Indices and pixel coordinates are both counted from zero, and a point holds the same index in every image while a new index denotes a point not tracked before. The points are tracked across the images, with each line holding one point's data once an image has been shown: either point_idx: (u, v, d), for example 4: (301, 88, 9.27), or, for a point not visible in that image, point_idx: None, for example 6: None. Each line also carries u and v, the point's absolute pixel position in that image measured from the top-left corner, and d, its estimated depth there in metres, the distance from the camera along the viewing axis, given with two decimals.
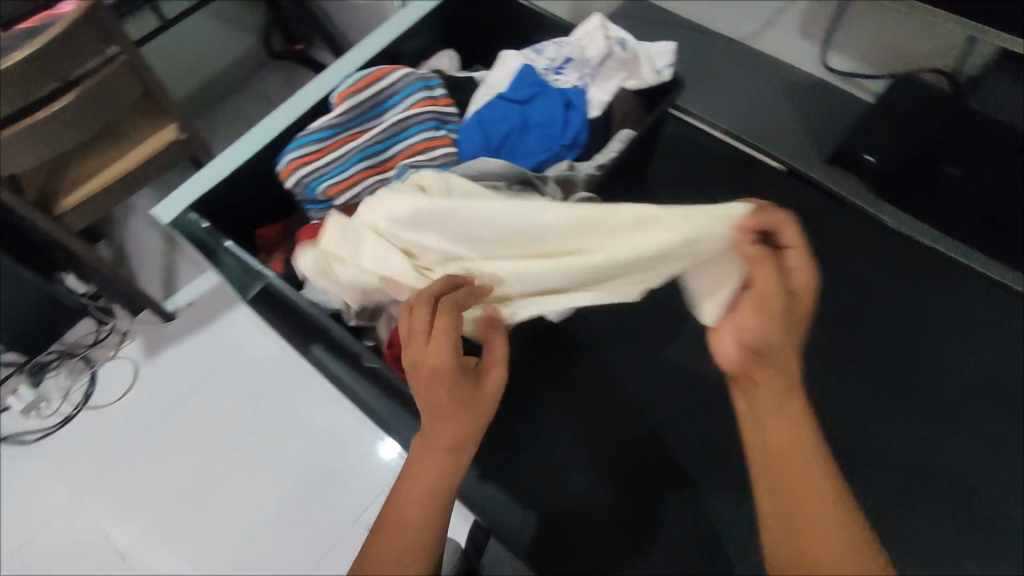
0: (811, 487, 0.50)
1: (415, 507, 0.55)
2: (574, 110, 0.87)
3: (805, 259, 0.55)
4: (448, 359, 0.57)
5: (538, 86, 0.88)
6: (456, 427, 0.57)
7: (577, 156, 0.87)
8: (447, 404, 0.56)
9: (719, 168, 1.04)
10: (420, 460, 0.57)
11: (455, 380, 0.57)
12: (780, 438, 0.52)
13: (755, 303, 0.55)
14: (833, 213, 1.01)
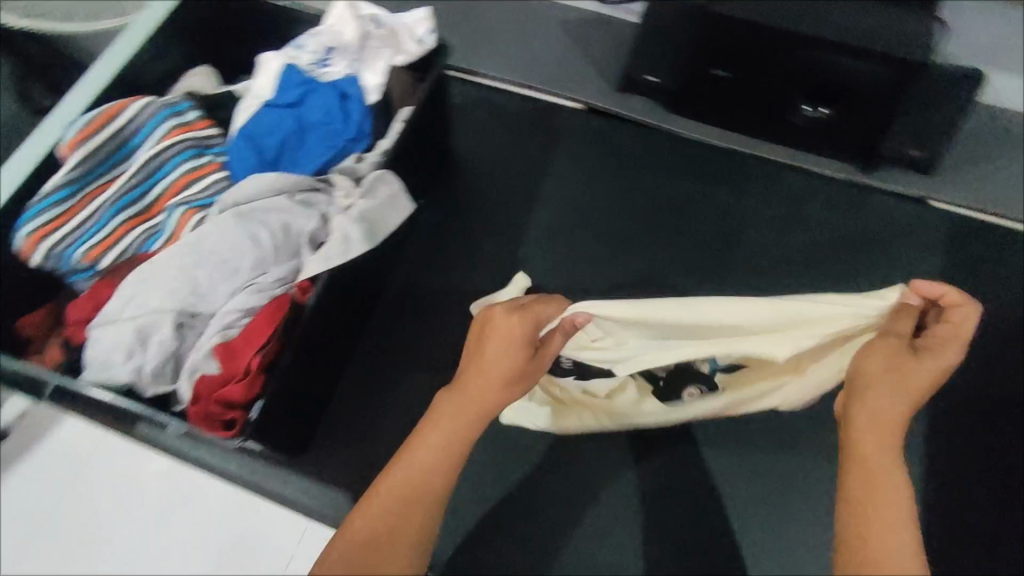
0: (884, 476, 0.49)
1: (416, 482, 0.52)
2: (351, 101, 0.83)
3: (956, 327, 0.54)
4: (505, 337, 0.57)
5: (305, 84, 0.83)
6: (472, 405, 0.56)
7: (366, 147, 0.83)
8: (489, 376, 0.56)
9: (518, 119, 1.01)
10: (432, 435, 0.55)
11: (509, 359, 0.57)
12: (885, 433, 0.51)
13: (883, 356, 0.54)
14: (638, 133, 1.00)
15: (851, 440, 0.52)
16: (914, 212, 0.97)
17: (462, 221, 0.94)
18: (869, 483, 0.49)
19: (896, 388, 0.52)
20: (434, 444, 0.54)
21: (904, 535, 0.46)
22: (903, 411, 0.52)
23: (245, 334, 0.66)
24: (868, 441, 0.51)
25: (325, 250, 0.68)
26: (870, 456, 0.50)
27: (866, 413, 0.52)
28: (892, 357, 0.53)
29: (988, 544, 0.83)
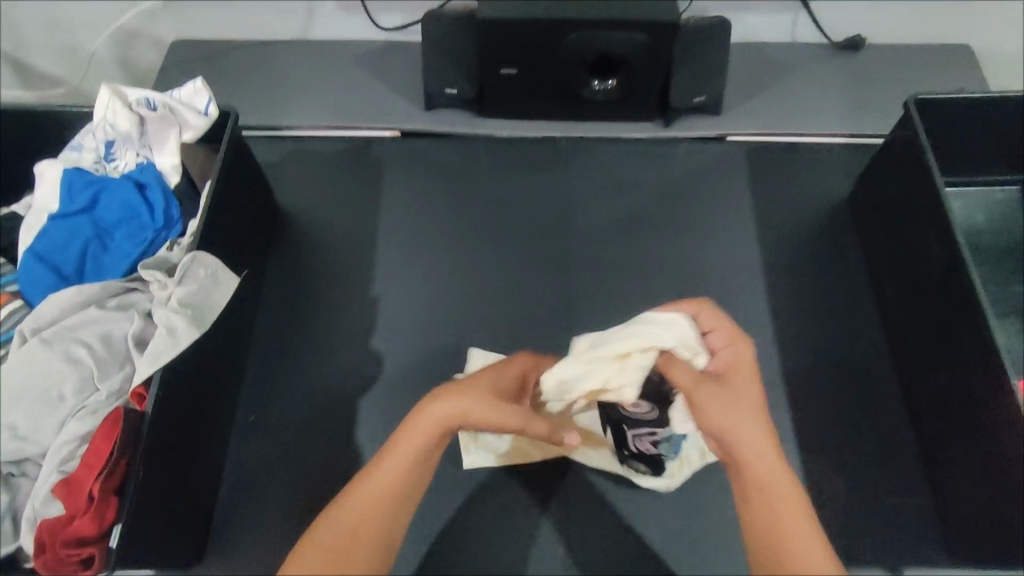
0: (749, 438, 0.61)
1: (376, 501, 0.59)
2: (150, 189, 0.79)
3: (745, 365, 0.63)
4: (474, 387, 0.62)
5: (94, 184, 0.79)
6: (436, 430, 0.60)
7: (182, 233, 0.80)
8: (453, 410, 0.60)
9: (341, 166, 1.02)
10: (390, 461, 0.60)
11: (482, 384, 0.63)
12: (757, 440, 0.61)
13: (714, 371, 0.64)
14: (457, 147, 1.04)
15: (726, 428, 0.61)
16: (718, 148, 1.04)
17: (307, 275, 0.93)
18: (736, 446, 0.61)
19: (747, 385, 0.62)
20: (391, 473, 0.59)
21: (760, 445, 0.61)
22: (756, 401, 0.62)
23: (86, 461, 0.60)
24: (740, 440, 0.61)
25: (150, 349, 0.65)
26: (763, 493, 0.60)
27: (715, 404, 0.61)
28: (721, 391, 0.61)
29: (883, 412, 0.84)
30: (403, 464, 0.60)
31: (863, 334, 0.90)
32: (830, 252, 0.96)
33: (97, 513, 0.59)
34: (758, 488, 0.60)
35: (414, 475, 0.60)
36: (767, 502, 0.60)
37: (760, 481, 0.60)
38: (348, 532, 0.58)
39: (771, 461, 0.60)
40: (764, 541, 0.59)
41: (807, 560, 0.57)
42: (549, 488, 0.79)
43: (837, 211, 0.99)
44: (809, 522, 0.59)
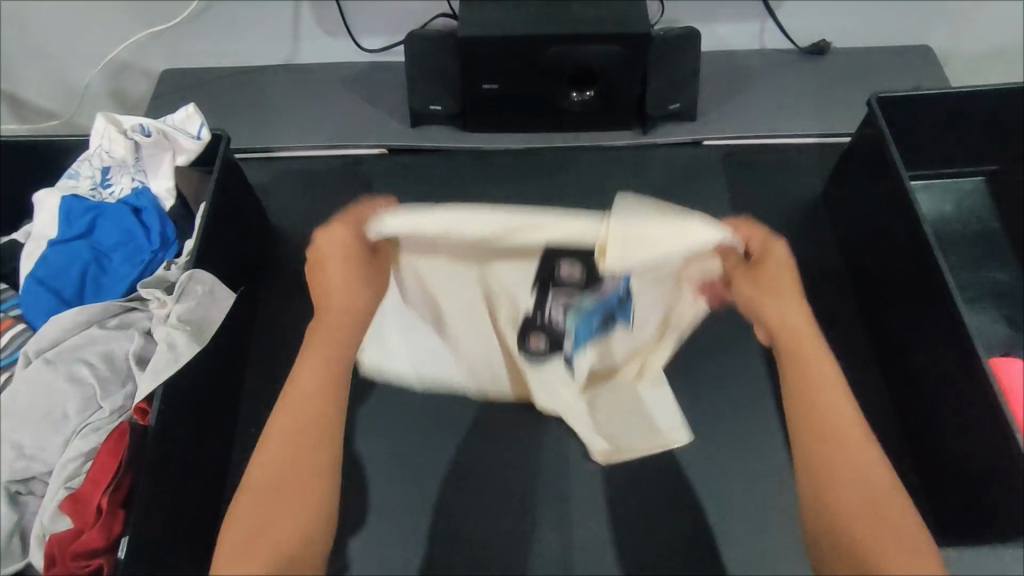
0: (780, 310, 0.73)
1: (310, 408, 0.64)
2: (146, 213, 0.83)
3: (778, 258, 0.75)
4: (336, 291, 0.70)
5: (91, 211, 0.82)
6: (329, 348, 0.67)
7: (177, 252, 0.83)
8: (336, 315, 0.69)
9: (331, 184, 1.05)
10: (283, 410, 0.64)
11: (342, 281, 0.71)
12: (813, 354, 0.70)
13: (762, 280, 0.74)
14: (443, 161, 1.07)
15: (768, 297, 0.74)
16: (695, 152, 1.08)
17: (302, 290, 0.95)
18: (772, 317, 0.73)
19: (780, 272, 0.75)
20: (300, 405, 0.64)
21: (788, 306, 0.73)
22: (790, 279, 0.75)
23: (92, 477, 0.62)
24: (766, 304, 0.74)
25: (152, 365, 0.67)
26: (830, 426, 0.66)
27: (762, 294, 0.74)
28: (753, 280, 0.75)
29: (865, 400, 0.87)
30: (316, 375, 0.66)
31: (844, 324, 0.92)
32: (807, 246, 0.99)
33: (104, 527, 0.60)
34: (816, 398, 0.68)
35: (334, 387, 0.66)
36: (818, 399, 0.68)
37: (811, 368, 0.69)
38: (293, 435, 0.63)
39: (841, 400, 0.67)
40: (804, 419, 0.67)
41: (868, 475, 0.63)
42: (546, 484, 0.80)
43: (812, 208, 1.03)
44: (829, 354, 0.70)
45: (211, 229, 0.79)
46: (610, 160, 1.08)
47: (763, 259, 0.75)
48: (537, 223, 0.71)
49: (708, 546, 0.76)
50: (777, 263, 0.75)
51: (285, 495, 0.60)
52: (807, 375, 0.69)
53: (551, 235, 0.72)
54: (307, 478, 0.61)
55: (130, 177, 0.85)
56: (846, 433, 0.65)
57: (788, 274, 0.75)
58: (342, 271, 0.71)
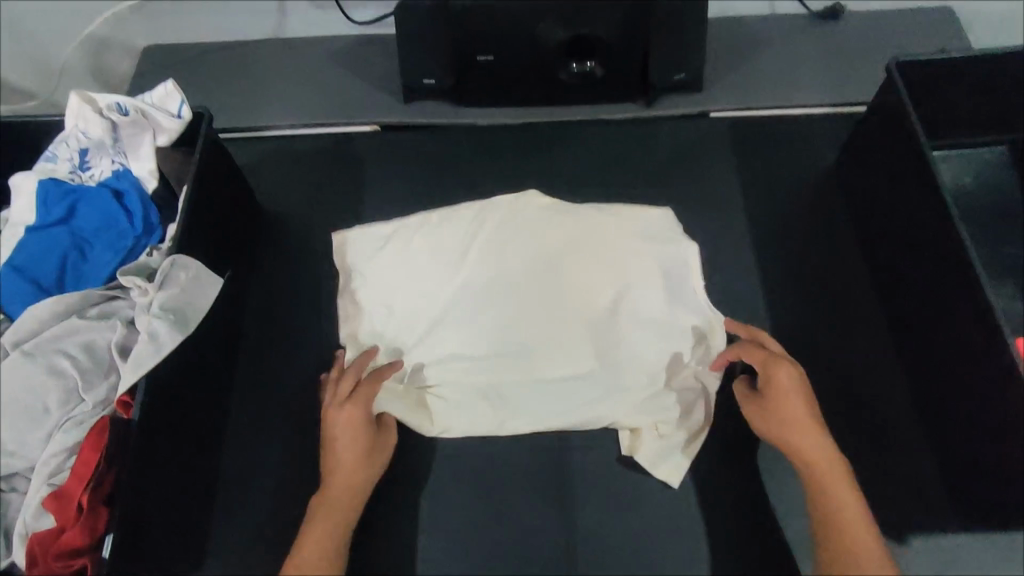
0: (800, 428, 0.72)
1: (319, 553, 0.67)
2: (128, 197, 0.79)
3: (788, 390, 0.74)
4: (343, 466, 0.73)
5: (70, 195, 0.78)
6: (340, 503, 0.71)
7: (162, 238, 0.80)
8: (344, 471, 0.73)
9: (322, 163, 1.01)
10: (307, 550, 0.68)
11: (354, 444, 0.74)
12: (841, 481, 0.69)
13: (777, 407, 0.73)
14: (438, 139, 1.03)
15: (774, 425, 0.73)
16: (700, 125, 1.03)
17: (293, 274, 0.92)
18: (793, 433, 0.72)
19: (790, 400, 0.73)
20: (322, 533, 0.69)
21: (806, 427, 0.72)
22: (808, 415, 0.72)
23: (74, 471, 0.58)
24: (786, 422, 0.72)
25: (133, 356, 0.64)
26: (844, 549, 0.66)
27: (766, 417, 0.74)
28: (767, 411, 0.75)
29: (879, 381, 0.84)
30: (326, 533, 0.69)
31: (857, 304, 0.89)
32: (818, 221, 0.95)
33: (87, 524, 0.58)
34: (828, 512, 0.68)
35: (337, 545, 0.69)
36: (835, 522, 0.67)
37: (840, 502, 0.68)
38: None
39: (863, 526, 0.67)
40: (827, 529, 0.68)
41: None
42: (547, 476, 0.81)
43: (824, 182, 0.98)
44: (846, 474, 0.70)
45: (194, 213, 0.76)
46: (611, 134, 1.03)
47: (772, 381, 0.74)
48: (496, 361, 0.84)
49: None
50: (802, 408, 0.73)
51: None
52: (829, 496, 0.69)
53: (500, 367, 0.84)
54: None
55: (109, 160, 0.81)
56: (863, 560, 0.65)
57: (804, 400, 0.73)
58: (354, 445, 0.74)
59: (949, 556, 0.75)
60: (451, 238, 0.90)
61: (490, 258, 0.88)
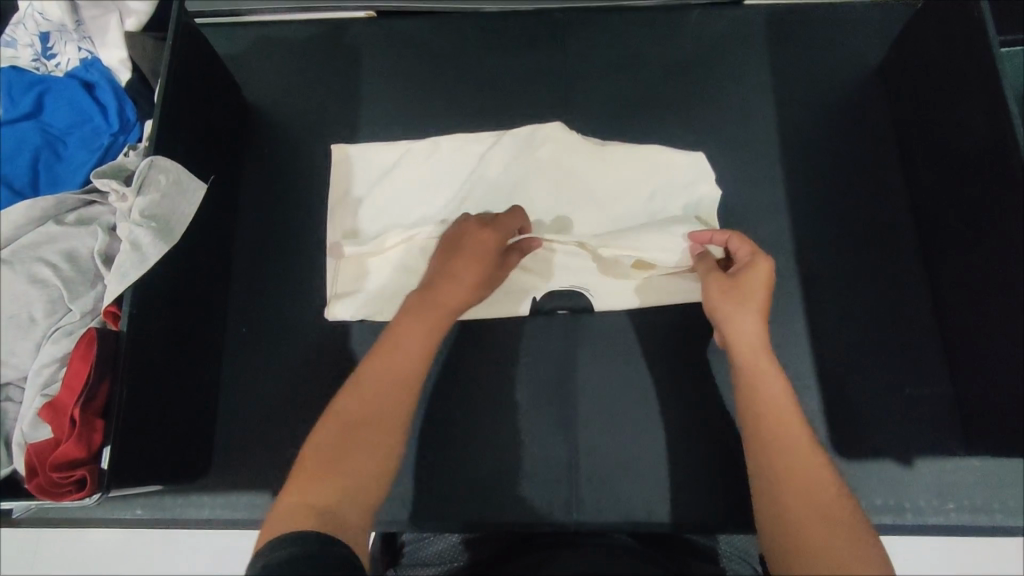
0: (772, 409, 0.60)
1: (401, 361, 0.62)
2: (100, 89, 0.75)
3: (752, 277, 0.64)
4: (458, 276, 0.66)
5: (35, 86, 0.71)
6: (437, 306, 0.64)
7: (140, 136, 0.76)
8: (449, 290, 0.65)
9: (311, 55, 0.91)
10: (408, 336, 0.63)
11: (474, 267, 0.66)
12: (773, 381, 0.61)
13: (726, 282, 0.65)
14: (438, 26, 0.92)
15: (711, 298, 0.65)
16: (732, 16, 0.91)
17: (285, 181, 0.86)
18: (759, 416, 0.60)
19: (746, 288, 0.64)
20: (411, 344, 0.63)
21: (747, 323, 0.63)
22: (760, 301, 0.63)
23: (66, 382, 0.56)
24: (733, 337, 0.63)
25: (115, 266, 0.60)
26: (774, 463, 0.57)
27: (714, 285, 0.65)
28: (722, 281, 0.65)
29: (904, 305, 0.80)
30: (413, 342, 0.63)
31: (889, 224, 0.83)
32: (856, 129, 0.87)
33: (83, 435, 0.56)
34: (758, 421, 0.60)
35: (420, 355, 0.63)
36: (765, 425, 0.59)
37: (767, 424, 0.59)
38: (382, 390, 0.60)
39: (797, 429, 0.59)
40: (772, 526, 0.55)
41: (807, 495, 0.55)
42: (553, 388, 0.77)
43: (867, 85, 0.88)
44: (773, 370, 0.61)
45: (173, 108, 0.70)
46: (633, 22, 0.91)
47: (706, 291, 0.66)
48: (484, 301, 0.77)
49: (720, 449, 0.74)
50: (745, 290, 0.63)
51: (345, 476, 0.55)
52: (757, 392, 0.61)
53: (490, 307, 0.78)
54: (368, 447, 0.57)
55: (74, 45, 0.75)
56: (795, 465, 0.56)
57: (760, 295, 0.64)
58: (471, 265, 0.66)
59: (955, 481, 0.74)
60: (457, 170, 0.82)
61: (499, 200, 0.80)
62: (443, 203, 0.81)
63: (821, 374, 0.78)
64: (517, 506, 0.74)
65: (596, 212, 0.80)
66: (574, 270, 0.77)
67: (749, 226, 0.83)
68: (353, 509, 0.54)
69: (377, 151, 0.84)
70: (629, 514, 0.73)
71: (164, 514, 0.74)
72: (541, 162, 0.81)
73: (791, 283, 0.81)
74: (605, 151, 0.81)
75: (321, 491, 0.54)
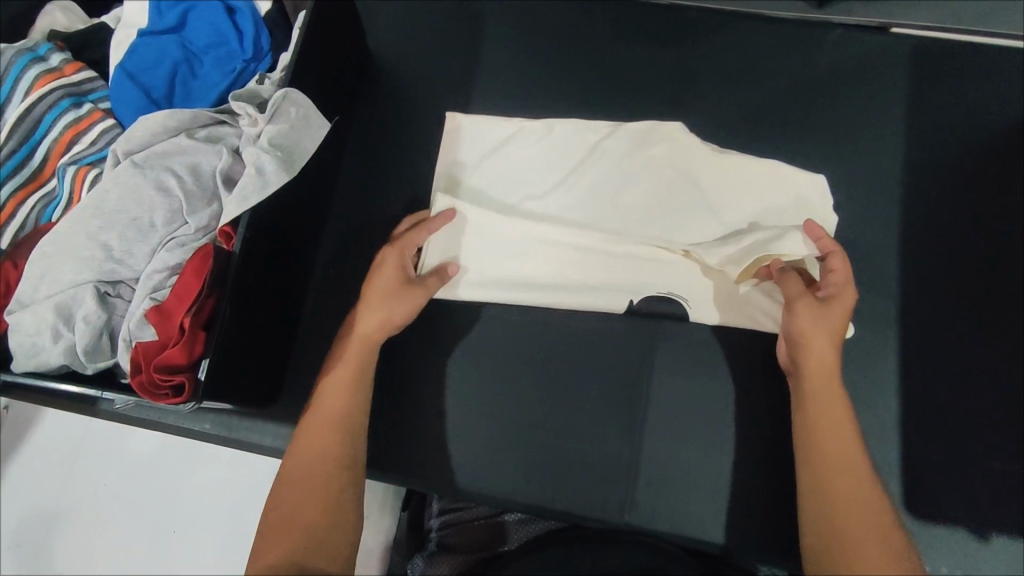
0: (834, 437, 0.59)
1: (339, 389, 0.63)
2: (240, 14, 0.75)
3: (841, 308, 0.62)
4: (377, 302, 0.67)
5: (182, 3, 0.75)
6: (361, 342, 0.66)
7: (271, 66, 0.75)
8: (386, 309, 0.67)
9: (437, 14, 0.91)
10: (316, 408, 0.63)
11: (350, 363, 0.65)
12: (835, 410, 0.60)
13: (816, 312, 0.62)
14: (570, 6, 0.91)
15: (796, 324, 0.62)
16: (877, 42, 0.87)
17: (394, 136, 0.86)
18: (824, 443, 0.59)
19: (832, 319, 0.62)
20: (329, 409, 0.62)
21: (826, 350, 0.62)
22: (839, 331, 0.62)
23: (176, 293, 0.59)
24: (810, 360, 0.62)
25: (239, 188, 0.62)
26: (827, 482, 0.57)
27: (807, 312, 0.62)
28: (815, 307, 0.62)
29: (1009, 375, 0.75)
30: (348, 372, 0.64)
31: (1009, 285, 0.78)
32: (990, 182, 0.82)
33: (187, 344, 0.58)
34: (819, 442, 0.59)
35: (358, 380, 0.64)
36: (825, 447, 0.58)
37: (827, 445, 0.59)
38: (326, 424, 0.61)
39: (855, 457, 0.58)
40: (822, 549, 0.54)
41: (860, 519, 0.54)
42: (625, 387, 0.76)
43: (1013, 137, 0.83)
44: (839, 394, 0.61)
45: (308, 44, 0.71)
46: (770, 32, 0.88)
47: (795, 316, 0.62)
48: (574, 290, 0.77)
49: (787, 484, 0.72)
50: (831, 322, 0.62)
51: (302, 518, 0.55)
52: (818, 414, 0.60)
53: (580, 297, 0.77)
54: (323, 491, 0.57)
55: None
56: (849, 489, 0.56)
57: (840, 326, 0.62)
58: (385, 296, 0.68)
59: None
60: (568, 156, 0.82)
61: (604, 192, 0.79)
62: (549, 188, 0.80)
63: (905, 429, 0.75)
64: (570, 495, 0.74)
65: (703, 220, 0.77)
66: (682, 278, 0.76)
67: (855, 264, 0.80)
68: (320, 556, 0.53)
69: (493, 123, 0.83)
70: (681, 527, 0.72)
71: (230, 434, 0.77)
72: (654, 161, 0.80)
73: (890, 330, 0.77)
74: (723, 161, 0.79)
75: (280, 540, 0.54)
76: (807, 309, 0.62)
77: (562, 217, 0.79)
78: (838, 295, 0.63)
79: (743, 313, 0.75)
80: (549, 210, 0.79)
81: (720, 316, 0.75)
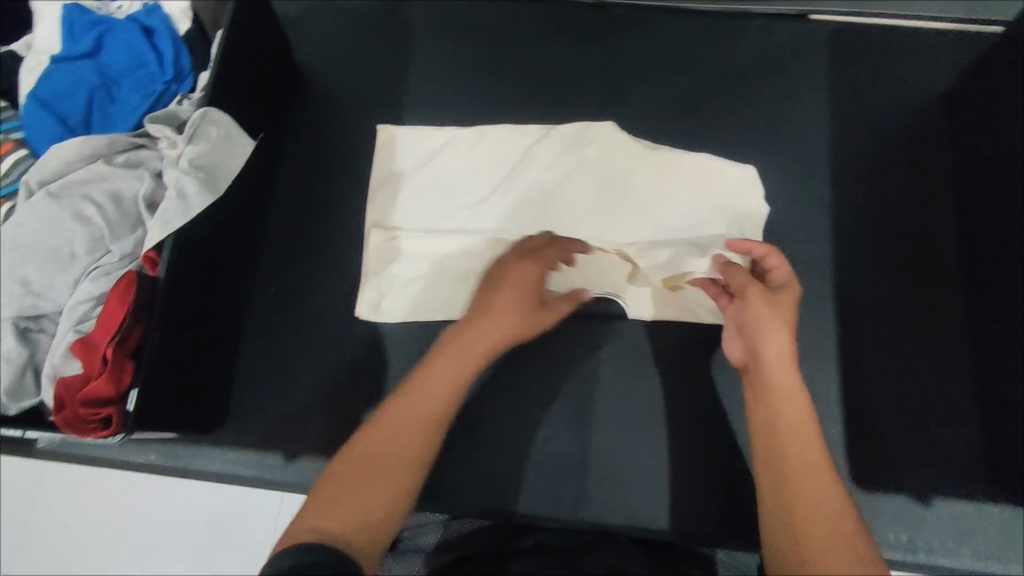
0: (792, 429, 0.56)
1: (433, 393, 0.56)
2: (158, 35, 0.74)
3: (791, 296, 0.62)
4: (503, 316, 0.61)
5: (96, 26, 0.73)
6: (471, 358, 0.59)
7: (192, 87, 0.74)
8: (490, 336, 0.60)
9: (365, 25, 0.91)
10: (405, 401, 0.55)
11: (460, 368, 0.58)
12: (792, 404, 0.57)
13: (768, 301, 0.61)
14: (498, 10, 0.91)
15: (750, 311, 0.61)
16: (796, 30, 0.89)
17: (327, 149, 0.85)
18: (780, 439, 0.56)
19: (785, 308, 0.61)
20: (420, 405, 0.55)
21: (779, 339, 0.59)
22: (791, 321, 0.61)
23: (101, 324, 0.58)
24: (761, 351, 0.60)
25: (162, 213, 0.61)
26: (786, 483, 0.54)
27: (757, 299, 0.61)
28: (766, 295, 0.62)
29: (940, 344, 0.78)
30: (451, 382, 0.57)
31: (936, 257, 0.81)
32: (911, 160, 0.85)
33: (113, 375, 0.57)
34: (778, 440, 0.56)
35: (455, 396, 0.57)
36: (782, 444, 0.56)
37: (784, 440, 0.56)
38: (412, 424, 0.54)
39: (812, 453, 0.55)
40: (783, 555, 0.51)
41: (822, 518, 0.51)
42: (572, 384, 0.76)
43: (930, 114, 0.86)
44: (795, 386, 0.58)
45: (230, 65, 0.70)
46: (693, 26, 0.90)
47: (749, 305, 0.61)
48: None
49: (733, 466, 0.73)
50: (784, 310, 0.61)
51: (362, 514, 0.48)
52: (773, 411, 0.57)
53: None
54: (389, 491, 0.50)
55: None
56: (810, 488, 0.53)
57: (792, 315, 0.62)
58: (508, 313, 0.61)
59: (970, 525, 0.73)
60: (502, 160, 0.82)
61: (539, 194, 0.80)
62: (484, 194, 0.81)
63: (844, 403, 0.77)
64: (524, 496, 0.74)
65: (636, 215, 0.79)
66: (619, 275, 0.77)
67: (788, 247, 0.82)
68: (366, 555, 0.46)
69: (426, 133, 0.84)
70: (634, 518, 0.73)
71: (176, 462, 0.76)
72: (587, 160, 0.81)
73: (824, 309, 0.80)
74: (652, 158, 0.80)
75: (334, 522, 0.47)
76: (758, 295, 0.62)
77: (499, 221, 0.79)
78: (786, 285, 0.63)
79: (678, 308, 0.76)
80: (485, 216, 0.79)
81: (658, 308, 0.76)
